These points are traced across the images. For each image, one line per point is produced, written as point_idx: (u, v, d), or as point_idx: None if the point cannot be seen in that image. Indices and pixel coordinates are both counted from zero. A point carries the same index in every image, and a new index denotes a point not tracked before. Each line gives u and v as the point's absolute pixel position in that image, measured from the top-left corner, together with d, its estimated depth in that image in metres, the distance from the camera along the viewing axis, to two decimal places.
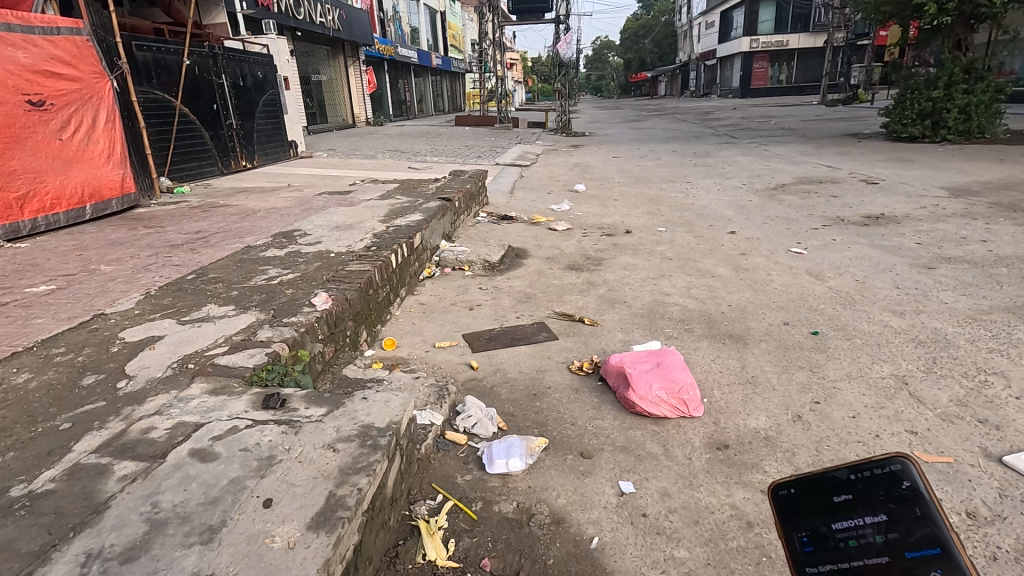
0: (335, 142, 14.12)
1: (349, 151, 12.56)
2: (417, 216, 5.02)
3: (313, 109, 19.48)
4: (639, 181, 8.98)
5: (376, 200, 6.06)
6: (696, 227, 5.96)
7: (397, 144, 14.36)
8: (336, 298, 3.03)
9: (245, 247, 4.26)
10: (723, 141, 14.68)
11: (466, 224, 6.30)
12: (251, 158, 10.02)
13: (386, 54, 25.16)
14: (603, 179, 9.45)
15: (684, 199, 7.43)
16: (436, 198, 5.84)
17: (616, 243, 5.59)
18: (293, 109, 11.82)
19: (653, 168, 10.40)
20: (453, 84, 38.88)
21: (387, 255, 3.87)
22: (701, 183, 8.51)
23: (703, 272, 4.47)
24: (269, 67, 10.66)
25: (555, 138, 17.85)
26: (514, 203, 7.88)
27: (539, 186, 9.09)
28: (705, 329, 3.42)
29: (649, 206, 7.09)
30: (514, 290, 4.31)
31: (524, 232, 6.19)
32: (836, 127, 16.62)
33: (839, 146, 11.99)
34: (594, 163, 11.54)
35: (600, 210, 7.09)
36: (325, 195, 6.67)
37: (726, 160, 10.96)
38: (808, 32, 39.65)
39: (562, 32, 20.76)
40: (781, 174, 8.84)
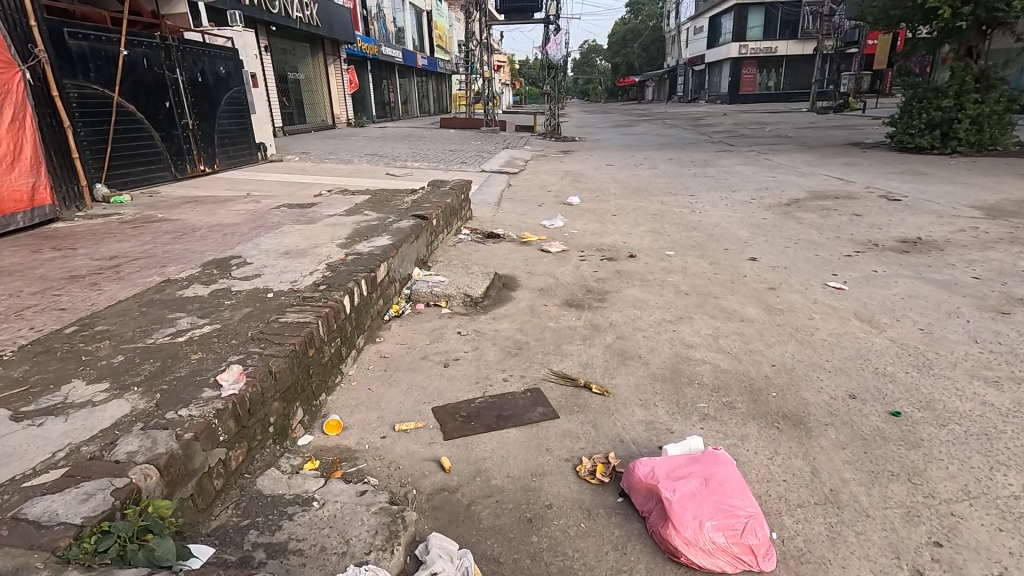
0: (310, 145, 13.20)
1: (324, 155, 11.65)
2: (385, 240, 4.17)
3: (290, 109, 18.52)
4: (637, 193, 8.23)
5: (341, 216, 5.21)
6: (709, 250, 5.20)
7: (376, 147, 13.44)
8: (254, 372, 2.19)
9: (161, 282, 3.39)
10: (720, 149, 14.02)
11: (445, 244, 5.48)
12: (211, 162, 9.07)
13: (369, 53, 24.24)
14: (597, 189, 8.68)
15: (690, 215, 6.68)
16: (411, 215, 5.00)
17: (619, 270, 4.81)
18: (262, 108, 10.87)
19: (650, 178, 9.65)
20: (439, 85, 37.97)
21: (338, 298, 3.01)
22: (705, 196, 7.78)
23: (729, 314, 3.70)
24: (233, 62, 9.72)
25: (545, 143, 17.09)
26: (501, 217, 7.06)
27: (528, 197, 8.30)
28: (749, 404, 2.63)
29: (651, 224, 6.32)
30: (501, 337, 3.49)
31: (512, 255, 5.39)
32: (834, 136, 16.05)
33: (844, 156, 11.35)
34: (587, 172, 10.77)
35: (598, 227, 6.31)
36: (284, 208, 5.81)
37: (727, 170, 10.26)
38: (796, 40, 39.51)
39: (551, 33, 20.01)
40: (791, 187, 8.13)
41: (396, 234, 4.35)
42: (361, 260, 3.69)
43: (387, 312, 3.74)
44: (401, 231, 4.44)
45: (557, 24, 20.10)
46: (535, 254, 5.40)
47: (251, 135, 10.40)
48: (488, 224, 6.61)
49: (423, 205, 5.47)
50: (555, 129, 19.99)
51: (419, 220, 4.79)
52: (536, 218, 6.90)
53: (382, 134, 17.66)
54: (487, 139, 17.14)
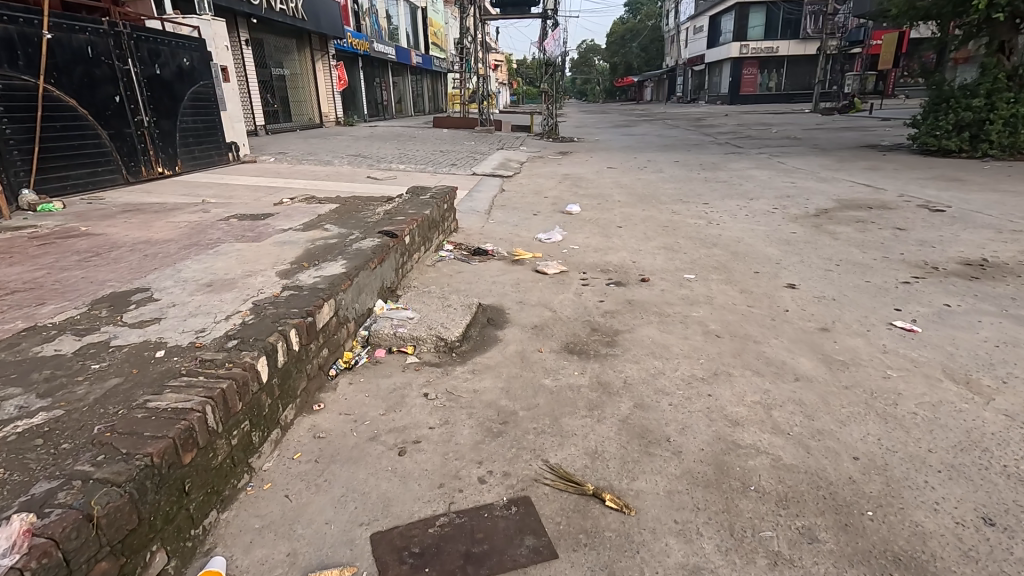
0: (290, 144, 12.34)
1: (303, 155, 10.79)
2: (340, 266, 3.31)
3: (275, 106, 17.80)
4: (643, 200, 7.38)
5: (295, 232, 4.36)
6: (735, 274, 4.36)
7: (361, 147, 12.57)
8: (58, 520, 1.33)
9: (23, 329, 2.53)
10: (728, 151, 13.22)
11: (423, 263, 4.64)
12: (170, 164, 8.21)
13: (360, 49, 23.43)
14: (598, 196, 7.84)
15: (705, 227, 5.84)
16: (379, 230, 4.15)
17: (629, 299, 3.96)
18: (235, 105, 10.00)
19: (656, 183, 8.82)
20: (433, 84, 37.11)
21: (251, 361, 2.16)
22: (719, 205, 6.95)
23: (777, 368, 2.85)
24: (199, 53, 8.83)
25: (542, 144, 16.27)
26: (490, 227, 6.22)
27: (521, 204, 7.46)
28: (837, 535, 1.78)
29: (662, 238, 5.48)
30: (479, 403, 2.64)
31: (500, 276, 4.55)
32: (847, 138, 15.24)
33: (864, 159, 10.53)
34: (587, 175, 9.92)
35: (601, 242, 5.48)
36: (233, 219, 4.96)
37: (739, 174, 9.47)
38: (798, 40, 38.86)
39: (549, 28, 19.18)
40: (815, 194, 7.31)
41: (354, 258, 3.49)
42: (300, 296, 2.83)
43: (334, 365, 2.88)
44: (363, 252, 3.58)
45: (555, 20, 19.28)
46: (527, 277, 4.55)
47: (220, 134, 9.53)
48: (475, 237, 5.77)
49: (395, 217, 4.62)
50: (552, 130, 19.16)
51: (388, 237, 3.94)
52: (530, 229, 6.07)
53: (371, 134, 16.80)
54: (481, 139, 16.24)
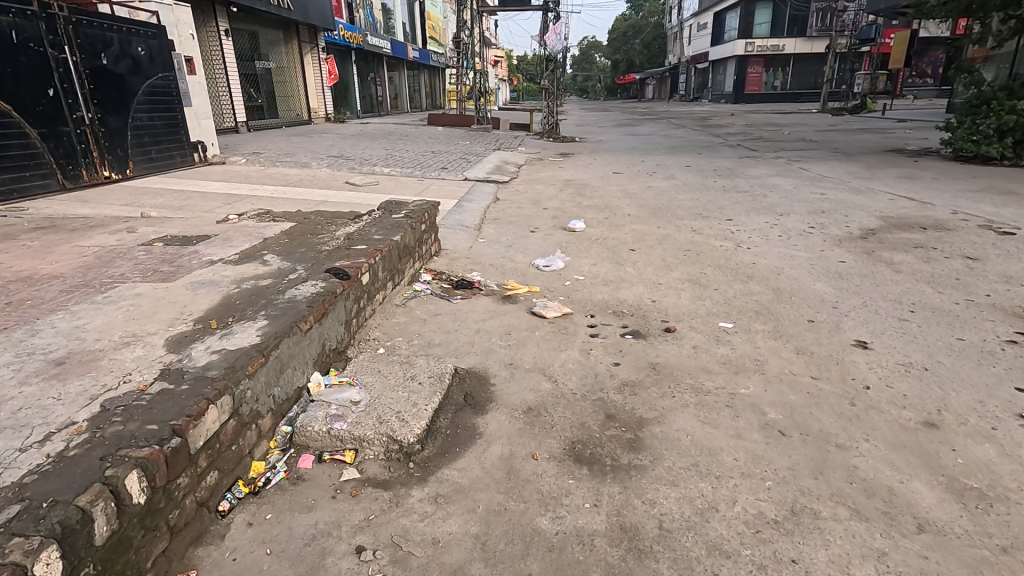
0: (268, 143, 11.38)
1: (279, 156, 9.83)
2: (256, 331, 2.37)
3: (260, 101, 16.88)
4: (656, 215, 6.44)
5: (224, 266, 3.41)
6: (784, 324, 3.43)
7: (345, 147, 11.61)
8: None
9: None
10: (743, 154, 12.28)
11: (391, 303, 3.71)
12: (120, 168, 7.29)
13: (352, 42, 22.43)
14: (604, 208, 6.91)
15: (733, 253, 4.90)
16: (329, 267, 3.20)
17: (653, 362, 3.03)
18: (201, 100, 9.01)
19: (669, 193, 7.88)
20: (431, 80, 36.12)
21: (19, 558, 1.23)
22: (745, 222, 6.01)
23: (884, 504, 1.92)
24: (157, 41, 7.86)
25: (543, 144, 15.32)
26: (479, 249, 5.27)
27: (517, 218, 6.52)
28: None
29: (685, 268, 4.55)
30: (439, 572, 1.71)
31: (487, 321, 3.61)
32: (867, 141, 14.32)
33: (895, 166, 9.57)
34: (591, 182, 8.97)
35: (611, 271, 4.54)
36: (159, 242, 4.03)
37: (760, 182, 8.54)
38: (805, 37, 37.89)
39: (550, 22, 18.22)
40: (854, 210, 6.36)
41: (281, 315, 2.54)
42: (173, 391, 1.89)
43: (228, 494, 1.95)
44: (296, 305, 2.64)
45: (557, 13, 18.30)
46: (521, 323, 3.61)
47: (184, 132, 8.58)
48: (460, 262, 4.83)
49: (354, 246, 3.68)
50: (553, 129, 18.20)
51: (337, 280, 3.00)
52: (527, 251, 5.13)
53: (360, 132, 15.84)
54: (477, 138, 15.26)
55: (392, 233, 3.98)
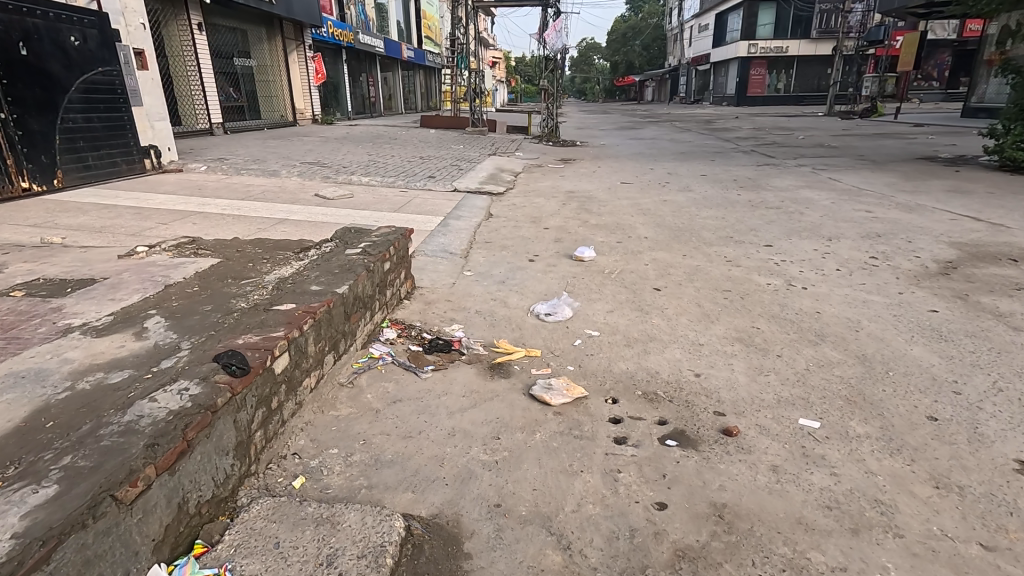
0: (238, 147, 10.29)
1: (245, 162, 8.74)
2: (16, 522, 1.27)
3: (239, 101, 15.89)
4: (679, 239, 5.39)
5: (78, 339, 2.33)
6: (895, 425, 2.38)
7: (324, 152, 10.53)
8: None
9: None
10: (760, 162, 11.23)
11: (330, 385, 2.64)
12: (43, 178, 6.21)
13: (342, 40, 21.34)
14: (615, 228, 5.85)
15: (788, 297, 3.84)
16: (222, 349, 2.10)
17: (717, 505, 1.97)
18: (154, 99, 7.92)
19: (688, 208, 6.83)
20: (427, 81, 35.06)
21: None
22: (789, 250, 4.96)
23: None
24: (95, 29, 6.75)
25: (541, 148, 14.27)
26: (464, 286, 4.20)
27: (512, 242, 5.45)
28: None
29: (730, 320, 3.48)
30: None
31: (467, 413, 2.54)
32: (890, 147, 13.29)
33: (938, 177, 8.52)
34: (597, 194, 7.91)
35: (633, 324, 3.47)
36: (19, 291, 2.94)
37: (789, 196, 7.50)
38: (809, 39, 36.96)
39: (550, 18, 17.13)
40: (916, 233, 5.31)
41: (90, 470, 1.44)
42: None
43: None
44: (129, 443, 1.54)
45: (556, 9, 17.25)
46: (514, 417, 2.53)
47: (132, 135, 7.50)
48: (436, 307, 3.75)
49: (278, 303, 2.58)
50: (552, 132, 17.13)
51: (224, 375, 1.90)
52: (523, 291, 4.06)
53: (346, 134, 14.78)
54: (471, 142, 14.21)
55: (338, 280, 2.88)
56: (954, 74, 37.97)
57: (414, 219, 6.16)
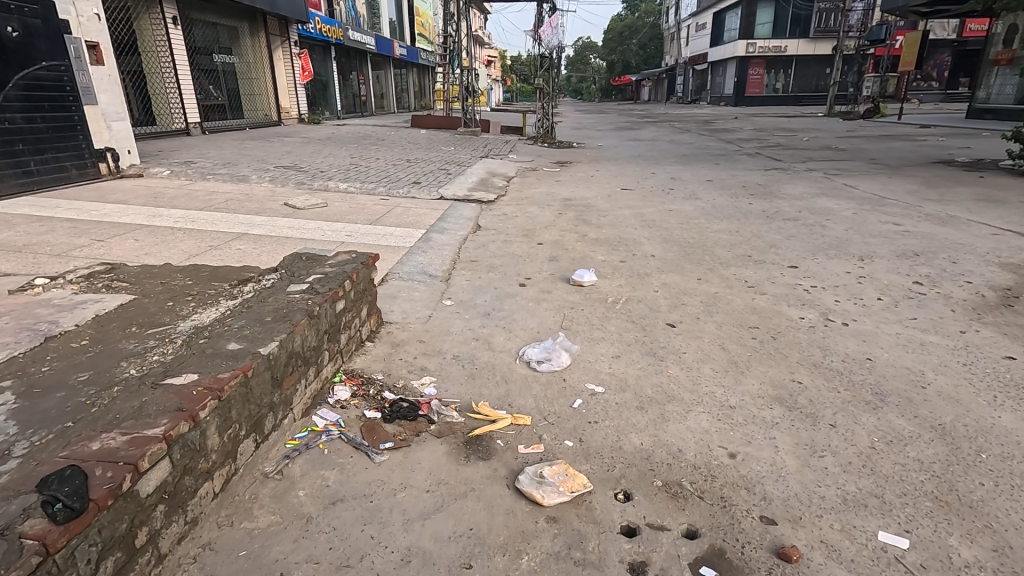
0: (210, 150, 9.59)
1: (214, 166, 8.07)
2: None
3: (220, 99, 15.19)
4: (690, 257, 4.75)
5: None
6: (1012, 547, 1.74)
7: (304, 154, 9.84)
8: None
9: None
10: (767, 166, 10.61)
11: (248, 480, 1.97)
12: None
13: (330, 37, 20.61)
14: (617, 245, 5.21)
15: (828, 336, 3.21)
16: (61, 463, 1.44)
17: None
18: (111, 97, 7.23)
19: (696, 219, 6.20)
20: (420, 80, 34.36)
21: None
22: (817, 272, 4.33)
23: None
24: (37, 19, 6.05)
25: (536, 150, 13.62)
26: (441, 319, 3.54)
27: (500, 261, 4.80)
28: None
29: (763, 372, 2.83)
30: None
31: (430, 522, 1.89)
32: (901, 150, 12.71)
33: (962, 183, 7.90)
34: (596, 202, 7.27)
35: (645, 376, 2.82)
36: None
37: (806, 205, 6.88)
38: (808, 39, 36.44)
39: (545, 14, 16.47)
40: (958, 252, 4.70)
41: None
42: None
43: None
44: None
45: (552, 5, 16.60)
46: (493, 526, 1.88)
47: (84, 136, 6.81)
48: (405, 350, 3.09)
49: (175, 371, 1.92)
50: (547, 133, 16.48)
51: (39, 522, 1.24)
52: (511, 327, 3.40)
53: (331, 134, 14.11)
54: (463, 144, 13.55)
55: (267, 332, 2.22)
56: (954, 74, 37.47)
57: (392, 232, 5.50)
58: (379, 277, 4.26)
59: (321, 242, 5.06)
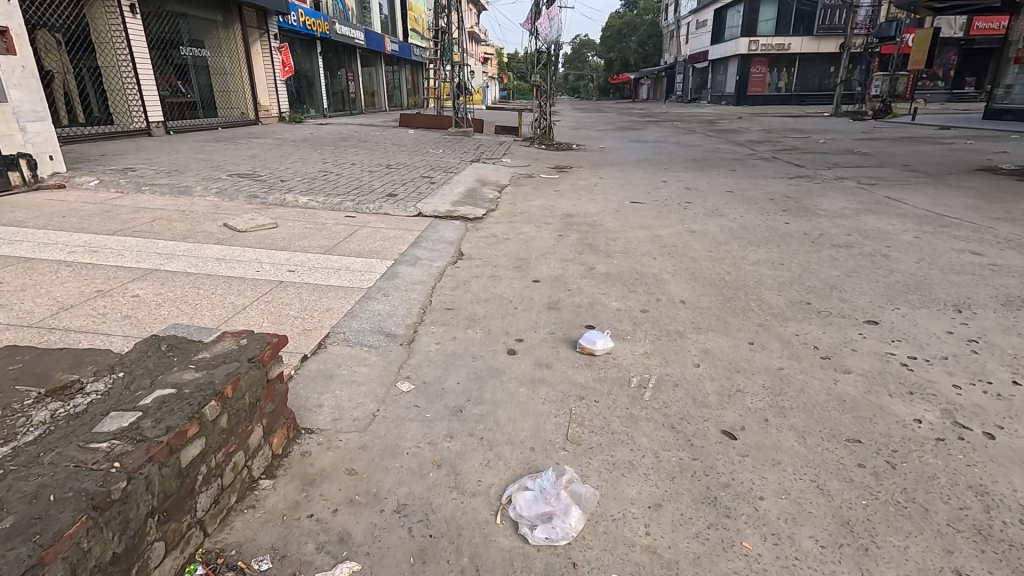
0: (162, 154, 8.48)
1: (157, 174, 6.92)
2: None
3: (189, 96, 14.03)
4: (732, 306, 3.65)
5: None
6: None
7: (269, 159, 8.71)
8: None
9: None
10: (790, 173, 9.49)
11: None
12: None
13: (315, 30, 19.44)
14: (634, 284, 4.11)
15: (977, 463, 2.10)
16: None
17: None
18: (27, 94, 6.09)
19: (726, 245, 5.10)
20: (412, 77, 33.25)
21: None
22: (909, 331, 3.23)
23: None
24: None
25: (533, 153, 12.50)
26: (390, 420, 2.42)
27: (485, 308, 3.69)
28: None
29: (904, 554, 1.71)
30: None
31: None
32: (933, 154, 11.59)
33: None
34: (602, 219, 6.16)
35: (707, 561, 1.71)
36: None
37: (852, 225, 5.78)
38: (812, 36, 35.38)
39: (542, 6, 15.28)
40: None
41: None
42: None
43: None
44: None
45: None
46: None
47: None
48: (322, 495, 1.96)
49: None
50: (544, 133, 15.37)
51: None
52: (492, 440, 2.28)
53: (309, 134, 12.99)
54: (453, 147, 12.44)
55: None
56: (961, 72, 36.35)
57: (348, 263, 4.37)
58: (317, 338, 3.13)
59: (254, 281, 3.92)
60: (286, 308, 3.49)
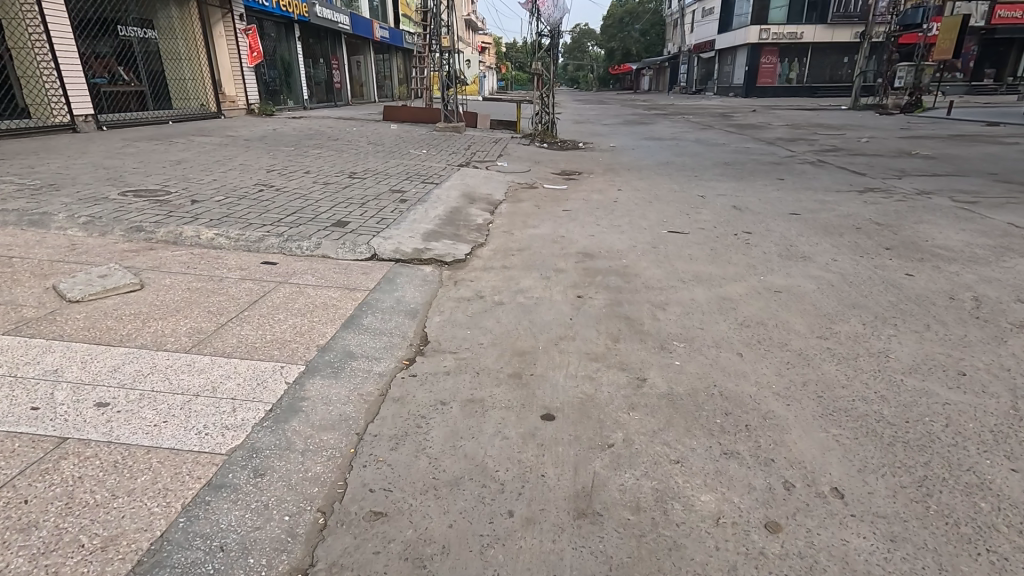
0: (56, 159, 6.58)
1: (17, 192, 5.03)
2: None
3: (132, 84, 12.13)
4: (951, 520, 1.79)
5: None
6: None
7: (198, 165, 6.83)
8: None
9: None
10: (854, 184, 7.62)
11: None
12: None
13: (291, 11, 17.39)
14: (726, 431, 2.26)
15: None
16: None
17: None
18: None
19: (843, 322, 3.24)
20: (403, 67, 31.17)
21: None
22: None
23: None
24: None
25: (535, 154, 10.61)
26: None
27: (449, 515, 1.83)
28: None
29: None
30: None
31: None
32: (1010, 158, 9.68)
33: None
34: (637, 263, 4.30)
35: None
36: None
37: (1004, 276, 3.94)
38: (825, 24, 33.19)
39: None
40: None
41: None
42: None
43: None
44: None
45: None
46: None
47: None
48: None
49: None
50: (546, 130, 13.44)
51: None
52: None
53: (271, 131, 11.07)
54: (441, 146, 10.54)
55: None
56: (980, 64, 34.37)
57: (218, 380, 2.50)
58: None
59: (6, 436, 2.05)
60: (11, 541, 1.61)
